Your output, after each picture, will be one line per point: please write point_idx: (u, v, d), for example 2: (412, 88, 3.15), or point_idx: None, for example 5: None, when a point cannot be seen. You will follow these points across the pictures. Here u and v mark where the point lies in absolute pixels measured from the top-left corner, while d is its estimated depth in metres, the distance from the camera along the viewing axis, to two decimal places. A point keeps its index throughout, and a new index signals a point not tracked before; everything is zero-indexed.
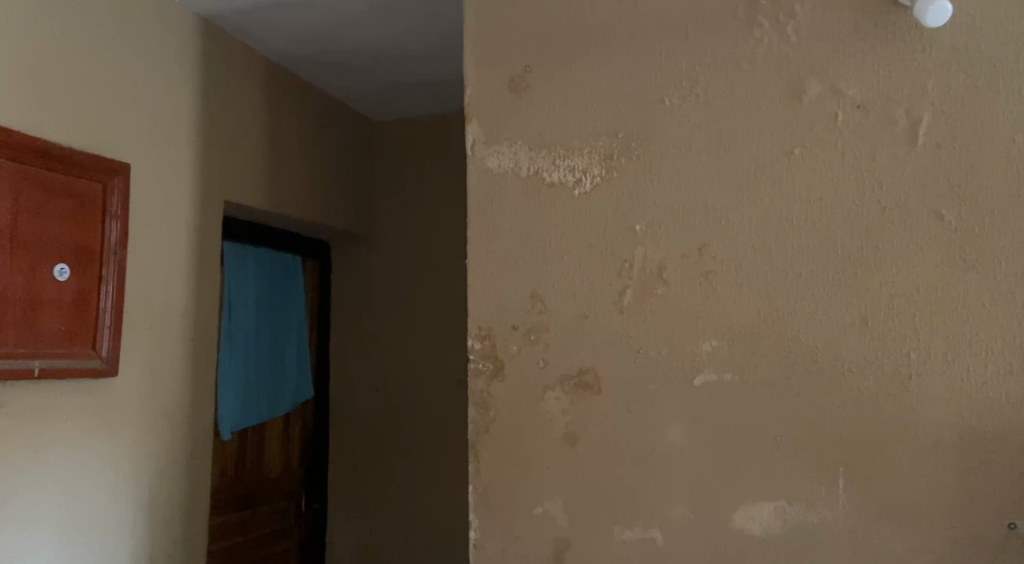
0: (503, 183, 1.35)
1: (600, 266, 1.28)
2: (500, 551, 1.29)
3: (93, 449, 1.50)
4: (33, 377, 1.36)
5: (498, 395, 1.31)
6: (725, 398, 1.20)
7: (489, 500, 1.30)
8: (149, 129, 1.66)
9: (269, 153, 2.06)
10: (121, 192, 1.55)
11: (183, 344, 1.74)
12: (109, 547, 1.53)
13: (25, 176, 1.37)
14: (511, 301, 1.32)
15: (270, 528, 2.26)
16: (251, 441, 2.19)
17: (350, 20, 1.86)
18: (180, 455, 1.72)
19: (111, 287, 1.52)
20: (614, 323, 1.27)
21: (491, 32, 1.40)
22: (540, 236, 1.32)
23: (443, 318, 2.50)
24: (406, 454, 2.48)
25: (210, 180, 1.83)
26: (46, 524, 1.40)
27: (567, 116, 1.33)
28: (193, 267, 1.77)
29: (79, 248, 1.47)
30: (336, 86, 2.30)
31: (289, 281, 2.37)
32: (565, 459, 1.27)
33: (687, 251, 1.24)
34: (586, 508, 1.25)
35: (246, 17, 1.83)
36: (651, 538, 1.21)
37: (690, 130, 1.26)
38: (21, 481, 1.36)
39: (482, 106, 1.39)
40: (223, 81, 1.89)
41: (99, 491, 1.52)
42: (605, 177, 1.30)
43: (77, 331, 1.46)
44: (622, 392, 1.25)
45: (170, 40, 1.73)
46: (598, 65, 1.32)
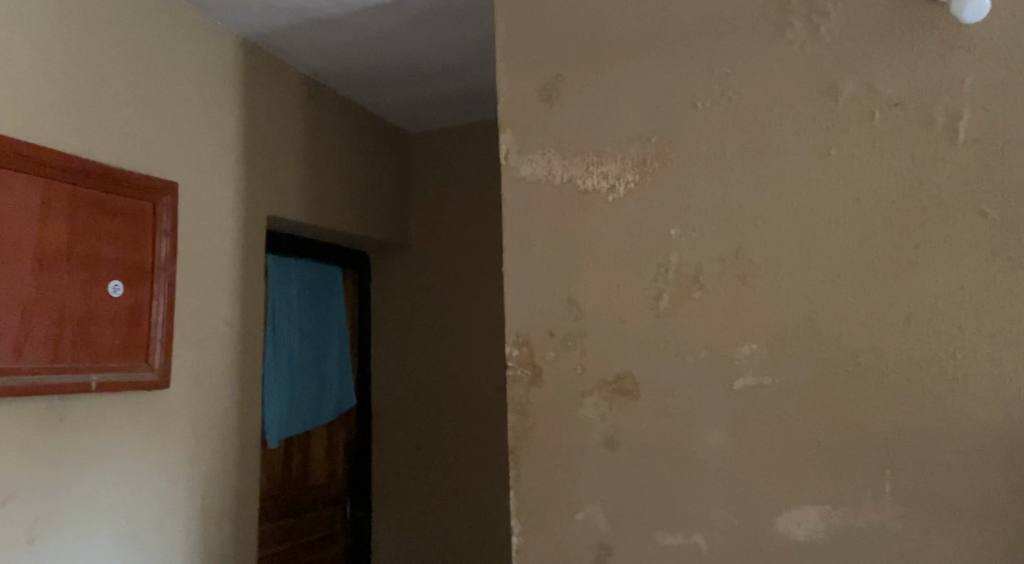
0: (537, 191, 1.37)
1: (636, 270, 1.29)
2: (542, 556, 1.30)
3: (145, 460, 1.55)
4: (89, 390, 1.41)
5: (537, 401, 1.32)
6: (765, 401, 1.20)
7: (530, 506, 1.31)
8: (194, 148, 1.71)
9: (310, 168, 2.11)
10: (169, 211, 1.61)
11: (230, 357, 1.78)
12: (162, 555, 1.58)
13: (81, 197, 1.43)
14: (547, 308, 1.34)
15: (318, 535, 2.30)
16: (296, 449, 2.24)
17: (385, 35, 1.90)
18: (229, 466, 1.76)
19: (162, 302, 1.58)
20: (651, 328, 1.27)
21: (522, 43, 1.42)
22: (574, 242, 1.33)
23: (481, 324, 2.53)
24: (448, 460, 2.51)
25: (252, 196, 1.88)
26: (105, 530, 1.46)
27: (599, 122, 1.34)
28: (239, 281, 1.83)
29: (132, 265, 1.52)
30: (373, 101, 2.35)
31: (330, 292, 2.42)
32: (606, 464, 1.27)
33: (722, 254, 1.24)
34: (628, 512, 1.25)
35: (285, 37, 1.89)
36: (694, 543, 1.21)
37: (724, 133, 1.26)
38: (81, 488, 1.42)
39: (514, 115, 1.41)
40: (263, 98, 1.94)
41: (153, 499, 1.57)
42: (638, 183, 1.30)
43: (130, 346, 1.51)
44: (661, 395, 1.25)
45: (212, 60, 1.79)
46: (630, 71, 1.33)
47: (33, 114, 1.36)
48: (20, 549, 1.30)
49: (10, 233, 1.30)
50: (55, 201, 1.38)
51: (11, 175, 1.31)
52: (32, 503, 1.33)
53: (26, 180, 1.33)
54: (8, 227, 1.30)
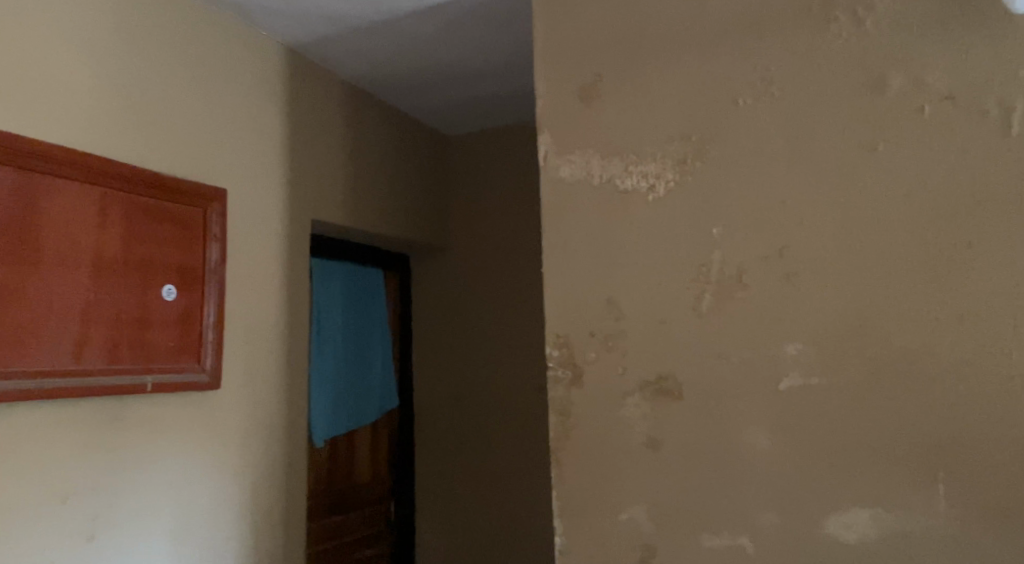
0: (577, 191, 1.37)
1: (677, 270, 1.28)
2: (585, 556, 1.30)
3: (198, 459, 1.59)
4: (144, 391, 1.46)
5: (578, 401, 1.32)
6: (813, 402, 1.18)
7: (573, 506, 1.31)
8: (240, 153, 1.75)
9: (352, 172, 2.14)
10: (218, 216, 1.65)
11: (277, 358, 1.82)
12: (214, 552, 1.62)
13: (134, 204, 1.48)
14: (588, 308, 1.34)
15: (362, 533, 2.33)
16: (341, 449, 2.27)
17: (425, 39, 1.92)
18: (277, 465, 1.80)
19: (213, 305, 1.62)
20: (693, 328, 1.26)
21: (561, 43, 1.42)
22: (614, 242, 1.33)
23: (520, 324, 2.54)
24: (489, 460, 2.52)
25: (297, 201, 1.92)
26: (160, 527, 1.50)
27: (639, 121, 1.34)
28: (285, 284, 1.86)
29: (183, 269, 1.57)
30: (412, 105, 2.38)
31: (372, 294, 2.46)
32: (649, 465, 1.27)
33: (766, 253, 1.23)
34: (673, 513, 1.24)
35: (327, 44, 1.92)
36: (740, 545, 1.20)
37: (766, 129, 1.25)
38: (137, 486, 1.46)
39: (553, 116, 1.41)
40: (306, 103, 1.98)
41: (205, 497, 1.61)
42: (679, 181, 1.30)
43: (183, 347, 1.55)
44: (704, 396, 1.24)
45: (257, 68, 1.83)
46: (670, 69, 1.32)
47: (88, 124, 1.41)
48: (80, 544, 1.35)
49: (70, 240, 1.35)
50: (110, 208, 1.43)
51: (68, 184, 1.36)
52: (92, 500, 1.38)
53: (82, 188, 1.38)
54: (66, 233, 1.35)
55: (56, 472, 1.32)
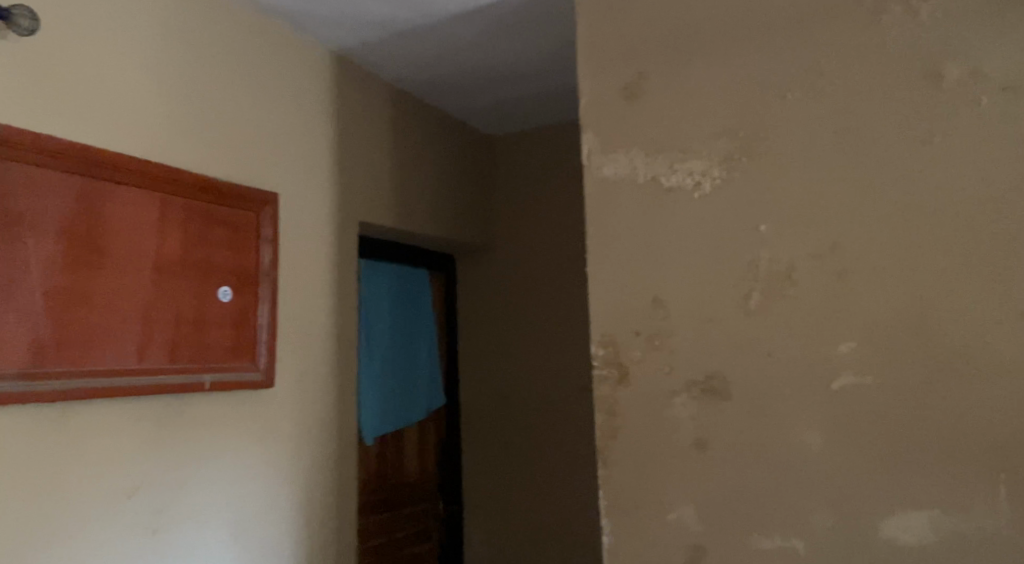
0: (621, 190, 1.37)
1: (725, 268, 1.27)
2: (634, 556, 1.29)
3: (254, 456, 1.64)
4: (203, 389, 1.51)
5: (625, 400, 1.32)
6: (866, 402, 1.16)
7: (621, 505, 1.31)
8: (291, 158, 1.80)
9: (398, 174, 2.17)
10: (271, 219, 1.69)
11: (328, 357, 1.87)
12: (270, 547, 1.66)
13: (192, 209, 1.53)
14: (634, 307, 1.33)
15: (412, 530, 2.36)
16: (390, 446, 2.31)
17: (471, 42, 1.95)
18: (329, 462, 1.84)
19: (266, 306, 1.67)
20: (742, 327, 1.25)
21: (605, 42, 1.42)
22: (660, 241, 1.32)
23: (565, 323, 2.54)
24: (535, 458, 2.53)
25: (346, 203, 1.96)
26: (219, 521, 1.55)
27: (683, 119, 1.33)
28: (335, 285, 1.90)
29: (238, 271, 1.62)
30: (455, 107, 2.40)
31: (419, 294, 2.49)
32: (698, 465, 1.26)
33: (817, 250, 1.21)
34: (722, 514, 1.23)
35: (374, 49, 1.96)
36: (792, 547, 1.18)
37: (815, 125, 1.23)
38: (198, 481, 1.51)
39: (597, 115, 1.41)
40: (354, 108, 2.02)
41: (261, 492, 1.65)
42: (725, 178, 1.28)
43: (238, 347, 1.60)
44: (753, 395, 1.23)
45: (306, 73, 1.87)
46: (715, 65, 1.31)
47: (149, 131, 1.47)
48: (145, 537, 1.40)
49: (133, 245, 1.41)
50: (169, 213, 1.48)
51: (130, 191, 1.41)
52: (155, 495, 1.43)
53: (143, 194, 1.43)
54: (129, 238, 1.40)
55: (121, 468, 1.37)
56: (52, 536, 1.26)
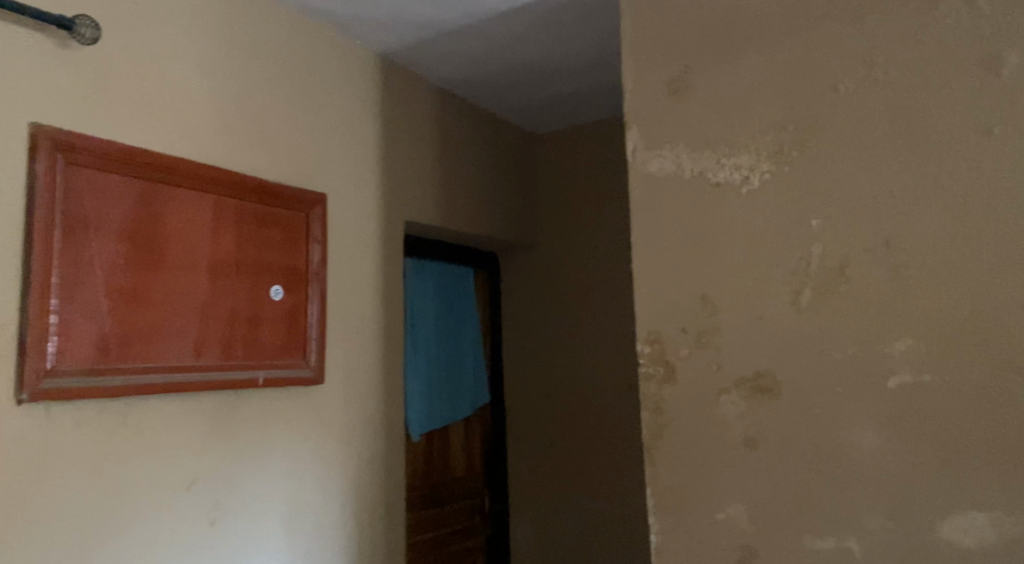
0: (667, 186, 1.35)
1: (775, 264, 1.25)
2: (682, 555, 1.28)
3: (306, 451, 1.67)
4: (256, 385, 1.55)
5: (672, 398, 1.31)
6: (923, 400, 1.13)
7: (669, 504, 1.30)
8: (338, 159, 1.83)
9: (443, 174, 2.19)
10: (320, 220, 1.73)
11: (376, 355, 1.89)
12: (322, 541, 1.70)
13: (245, 210, 1.57)
14: (681, 304, 1.32)
15: (459, 526, 2.38)
16: (436, 443, 2.33)
17: (513, 41, 1.95)
18: (377, 457, 1.87)
19: (316, 304, 1.70)
20: (793, 324, 1.22)
21: (649, 38, 1.41)
22: (707, 237, 1.31)
23: (610, 320, 2.53)
24: (581, 455, 2.53)
25: (392, 203, 1.99)
26: (273, 514, 1.59)
27: (730, 113, 1.31)
28: (381, 284, 1.93)
29: (289, 271, 1.65)
30: (498, 105, 2.41)
31: (463, 292, 2.50)
32: (747, 464, 1.24)
33: (871, 245, 1.18)
34: (774, 513, 1.21)
35: (418, 50, 1.98)
36: (846, 548, 1.16)
37: (868, 117, 1.20)
38: (253, 475, 1.55)
39: (642, 111, 1.40)
40: (399, 108, 2.04)
41: (313, 487, 1.69)
42: (774, 173, 1.26)
43: (290, 345, 1.64)
44: (806, 393, 1.21)
45: (352, 76, 1.90)
46: (763, 58, 1.29)
47: (203, 134, 1.51)
48: (204, 529, 1.45)
49: (189, 245, 1.45)
50: (223, 215, 1.52)
51: (187, 193, 1.45)
52: (213, 489, 1.47)
53: (199, 196, 1.47)
54: (186, 239, 1.45)
55: (180, 462, 1.42)
56: (117, 527, 1.31)
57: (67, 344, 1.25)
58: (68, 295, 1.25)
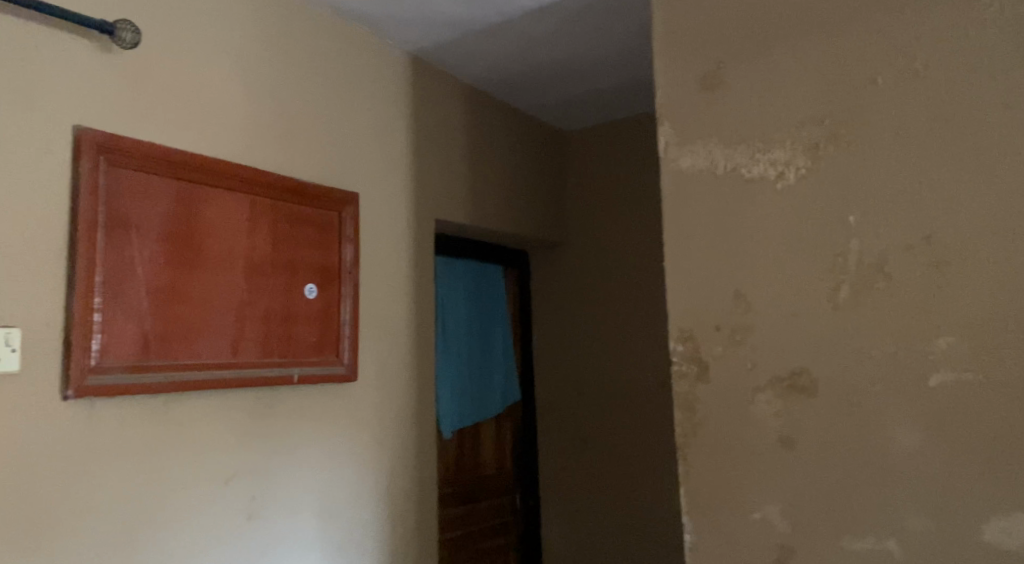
0: (700, 183, 1.34)
1: (812, 260, 1.23)
2: (717, 554, 1.27)
3: (339, 447, 1.69)
4: (291, 382, 1.57)
5: (705, 397, 1.30)
6: (966, 399, 1.10)
7: (703, 503, 1.28)
8: (370, 158, 1.84)
9: (473, 172, 2.20)
10: (352, 218, 1.74)
11: (407, 352, 1.91)
12: (356, 537, 1.71)
13: (280, 210, 1.59)
14: (714, 302, 1.30)
15: (490, 523, 2.39)
16: (467, 440, 2.34)
17: (543, 39, 1.95)
18: (410, 454, 1.89)
19: (349, 302, 1.72)
20: (830, 322, 1.20)
21: (681, 33, 1.39)
22: (741, 233, 1.29)
23: (641, 318, 2.52)
24: (612, 453, 2.52)
25: (423, 202, 2.00)
26: (308, 510, 1.61)
27: (765, 108, 1.29)
28: (413, 283, 1.94)
29: (323, 269, 1.67)
30: (528, 103, 2.41)
31: (493, 290, 2.51)
32: (784, 464, 1.22)
33: (911, 240, 1.16)
34: (810, 513, 1.19)
35: (448, 49, 1.99)
36: (886, 549, 1.14)
37: (908, 110, 1.17)
38: (288, 471, 1.57)
39: (674, 107, 1.38)
40: (429, 107, 2.05)
41: (347, 482, 1.71)
42: (810, 168, 1.24)
43: (323, 342, 1.66)
44: (844, 392, 1.19)
45: (383, 75, 1.91)
46: (799, 51, 1.27)
47: (238, 135, 1.53)
48: (241, 523, 1.47)
49: (226, 244, 1.47)
50: (259, 214, 1.54)
51: (224, 193, 1.47)
52: (250, 484, 1.49)
53: (235, 196, 1.50)
54: (223, 238, 1.47)
55: (218, 457, 1.44)
56: (158, 521, 1.34)
57: (110, 342, 1.27)
58: (111, 294, 1.28)
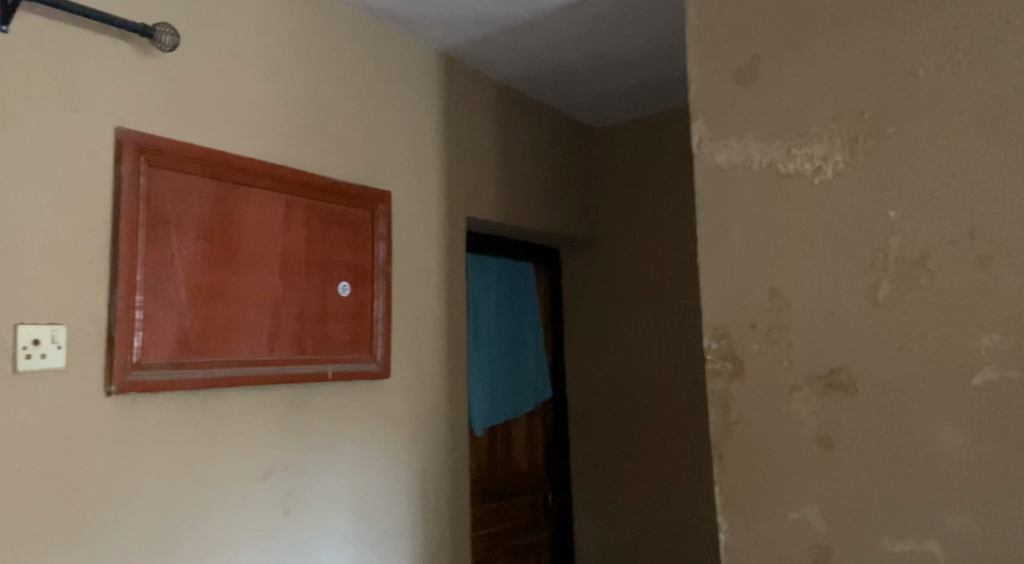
0: (734, 178, 1.32)
1: (850, 256, 1.20)
2: (754, 554, 1.25)
3: (373, 444, 1.71)
4: (326, 379, 1.59)
5: (741, 395, 1.28)
6: (1012, 398, 1.07)
7: (739, 502, 1.27)
8: (402, 157, 1.85)
9: (504, 170, 2.20)
10: (384, 217, 1.75)
11: (440, 349, 1.92)
12: (389, 532, 1.73)
13: (314, 208, 1.60)
14: (750, 299, 1.29)
15: (523, 520, 2.39)
16: (499, 437, 2.34)
17: (575, 35, 1.94)
18: (443, 450, 1.90)
19: (382, 300, 1.73)
20: (870, 319, 1.18)
21: (715, 26, 1.37)
22: (777, 229, 1.27)
23: (673, 315, 2.50)
24: (645, 451, 2.51)
25: (454, 200, 2.00)
26: (344, 505, 1.63)
27: (802, 101, 1.27)
28: (445, 280, 1.95)
29: (356, 267, 1.68)
30: (559, 100, 2.40)
31: (524, 287, 2.50)
32: (822, 463, 1.20)
33: (954, 236, 1.13)
34: (850, 513, 1.17)
35: (479, 47, 1.99)
36: (927, 551, 1.12)
37: (952, 102, 1.15)
38: (324, 466, 1.59)
39: (707, 102, 1.37)
40: (461, 106, 2.06)
41: (381, 478, 1.72)
42: (849, 162, 1.22)
43: (357, 339, 1.67)
44: (884, 390, 1.16)
45: (415, 74, 1.92)
46: (837, 43, 1.24)
47: (273, 134, 1.54)
48: (278, 517, 1.49)
49: (262, 242, 1.49)
50: (294, 213, 1.56)
51: (260, 192, 1.50)
52: (286, 479, 1.52)
53: (271, 195, 1.52)
54: (260, 237, 1.49)
55: (255, 452, 1.46)
56: (198, 514, 1.36)
57: (152, 338, 1.30)
58: (152, 291, 1.31)
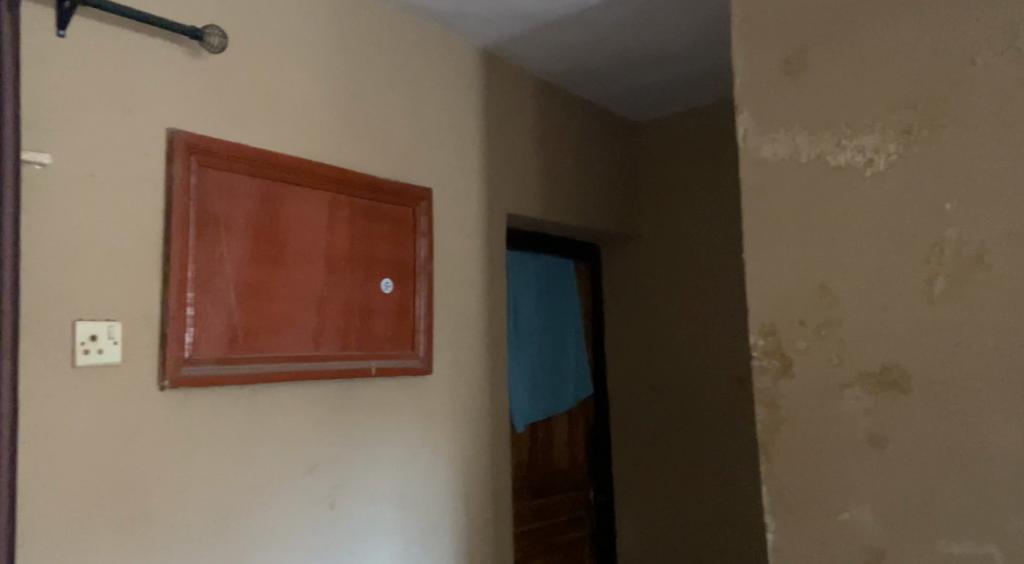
0: (781, 172, 1.29)
1: (904, 250, 1.17)
2: (803, 554, 1.23)
3: (416, 439, 1.72)
4: (369, 375, 1.60)
5: (789, 393, 1.25)
6: None
7: (787, 502, 1.24)
8: (443, 154, 1.86)
9: (544, 166, 2.19)
10: (426, 214, 1.76)
11: (481, 346, 1.92)
12: (433, 526, 1.74)
13: (357, 206, 1.62)
14: (798, 294, 1.26)
15: (564, 517, 2.39)
16: (540, 434, 2.34)
17: (615, 29, 1.92)
18: (484, 446, 1.90)
19: (424, 296, 1.74)
20: (924, 315, 1.14)
21: (761, 17, 1.34)
22: (827, 224, 1.24)
23: (716, 312, 2.46)
24: (687, 449, 2.48)
25: (494, 196, 2.00)
26: (388, 499, 1.64)
27: (852, 92, 1.24)
28: (485, 276, 1.95)
29: (398, 264, 1.70)
30: (598, 95, 2.38)
31: (564, 284, 2.50)
32: (874, 463, 1.17)
33: (1015, 228, 1.09)
34: (904, 514, 1.14)
35: (518, 43, 1.98)
36: (986, 554, 1.08)
37: (1012, 90, 1.10)
38: (368, 460, 1.61)
39: (753, 94, 1.34)
40: (500, 102, 2.05)
41: (424, 473, 1.73)
42: (902, 154, 1.18)
43: (399, 335, 1.68)
44: (939, 389, 1.12)
45: (455, 71, 1.92)
46: (889, 32, 1.21)
47: (317, 133, 1.56)
48: (324, 510, 1.51)
49: (307, 240, 1.51)
50: (338, 211, 1.58)
51: (305, 190, 1.52)
52: (331, 472, 1.54)
53: (316, 194, 1.53)
54: (305, 234, 1.51)
55: (301, 446, 1.49)
56: (247, 506, 1.39)
57: (202, 334, 1.33)
58: (202, 288, 1.34)
